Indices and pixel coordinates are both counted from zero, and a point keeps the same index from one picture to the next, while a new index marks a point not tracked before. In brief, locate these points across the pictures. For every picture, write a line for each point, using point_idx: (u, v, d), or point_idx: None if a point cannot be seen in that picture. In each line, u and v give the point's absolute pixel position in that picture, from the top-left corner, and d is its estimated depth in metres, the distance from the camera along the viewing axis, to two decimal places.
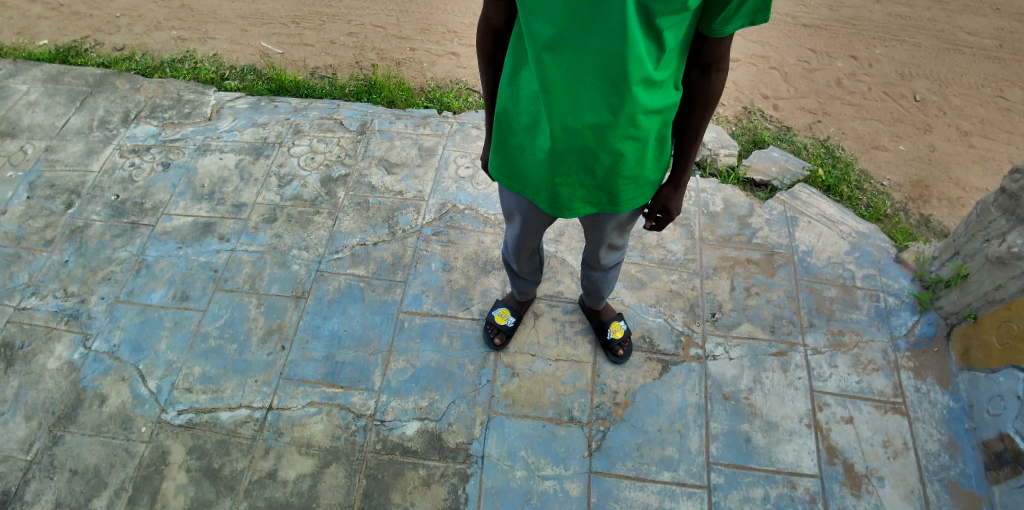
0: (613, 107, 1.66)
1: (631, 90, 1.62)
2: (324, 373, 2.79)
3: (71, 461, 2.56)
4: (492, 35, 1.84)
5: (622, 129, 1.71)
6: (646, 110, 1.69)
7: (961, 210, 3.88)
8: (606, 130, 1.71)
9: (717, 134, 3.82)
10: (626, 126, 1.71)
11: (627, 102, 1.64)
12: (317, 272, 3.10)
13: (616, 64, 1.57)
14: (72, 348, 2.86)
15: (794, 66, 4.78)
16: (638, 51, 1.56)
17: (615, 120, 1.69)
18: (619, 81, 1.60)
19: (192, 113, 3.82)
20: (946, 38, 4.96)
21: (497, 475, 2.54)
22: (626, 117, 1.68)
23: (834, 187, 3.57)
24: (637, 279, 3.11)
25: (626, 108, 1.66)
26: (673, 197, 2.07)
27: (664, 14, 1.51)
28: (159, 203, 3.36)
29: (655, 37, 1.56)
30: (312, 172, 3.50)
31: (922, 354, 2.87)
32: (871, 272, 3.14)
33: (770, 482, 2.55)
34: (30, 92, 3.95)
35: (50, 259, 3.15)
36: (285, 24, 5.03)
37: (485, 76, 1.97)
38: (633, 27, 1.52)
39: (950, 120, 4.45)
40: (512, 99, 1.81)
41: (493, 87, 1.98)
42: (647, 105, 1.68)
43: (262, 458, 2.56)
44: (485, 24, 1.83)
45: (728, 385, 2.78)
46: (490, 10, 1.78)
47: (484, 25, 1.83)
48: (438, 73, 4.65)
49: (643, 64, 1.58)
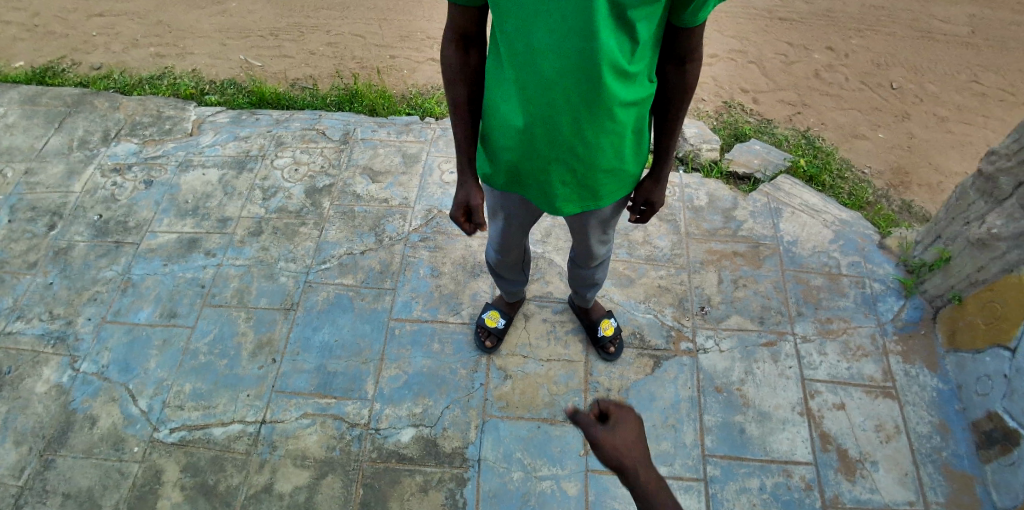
0: (590, 103, 1.67)
1: (608, 85, 1.64)
2: (316, 384, 2.78)
3: (64, 485, 2.54)
4: (460, 48, 1.83)
5: (600, 124, 1.73)
6: (623, 105, 1.71)
7: (942, 194, 3.93)
8: (585, 127, 1.73)
9: (699, 129, 3.85)
10: (604, 122, 1.72)
11: (606, 97, 1.66)
12: (306, 284, 3.09)
13: (592, 61, 1.58)
14: (59, 372, 2.83)
15: (772, 59, 4.83)
16: (613, 46, 1.57)
17: (593, 115, 1.70)
18: (596, 78, 1.61)
19: (173, 129, 3.80)
20: (918, 26, 5.03)
21: (494, 478, 2.53)
22: (604, 112, 1.70)
23: (816, 177, 3.61)
24: (626, 276, 3.13)
25: (605, 103, 1.67)
26: (655, 191, 2.10)
27: (635, 6, 1.53)
28: (143, 221, 3.34)
29: (629, 30, 1.58)
30: (297, 184, 3.49)
31: (909, 338, 2.90)
32: (856, 260, 3.17)
33: (766, 472, 2.56)
34: (8, 115, 3.92)
35: (34, 283, 3.12)
36: (263, 36, 5.02)
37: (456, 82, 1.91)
38: (607, 21, 1.53)
39: (927, 107, 4.50)
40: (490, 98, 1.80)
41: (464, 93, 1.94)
42: (623, 99, 1.70)
43: (258, 473, 2.55)
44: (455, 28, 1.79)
45: (720, 377, 2.80)
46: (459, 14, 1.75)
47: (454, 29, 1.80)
48: (419, 80, 4.66)
49: (616, 59, 1.60)
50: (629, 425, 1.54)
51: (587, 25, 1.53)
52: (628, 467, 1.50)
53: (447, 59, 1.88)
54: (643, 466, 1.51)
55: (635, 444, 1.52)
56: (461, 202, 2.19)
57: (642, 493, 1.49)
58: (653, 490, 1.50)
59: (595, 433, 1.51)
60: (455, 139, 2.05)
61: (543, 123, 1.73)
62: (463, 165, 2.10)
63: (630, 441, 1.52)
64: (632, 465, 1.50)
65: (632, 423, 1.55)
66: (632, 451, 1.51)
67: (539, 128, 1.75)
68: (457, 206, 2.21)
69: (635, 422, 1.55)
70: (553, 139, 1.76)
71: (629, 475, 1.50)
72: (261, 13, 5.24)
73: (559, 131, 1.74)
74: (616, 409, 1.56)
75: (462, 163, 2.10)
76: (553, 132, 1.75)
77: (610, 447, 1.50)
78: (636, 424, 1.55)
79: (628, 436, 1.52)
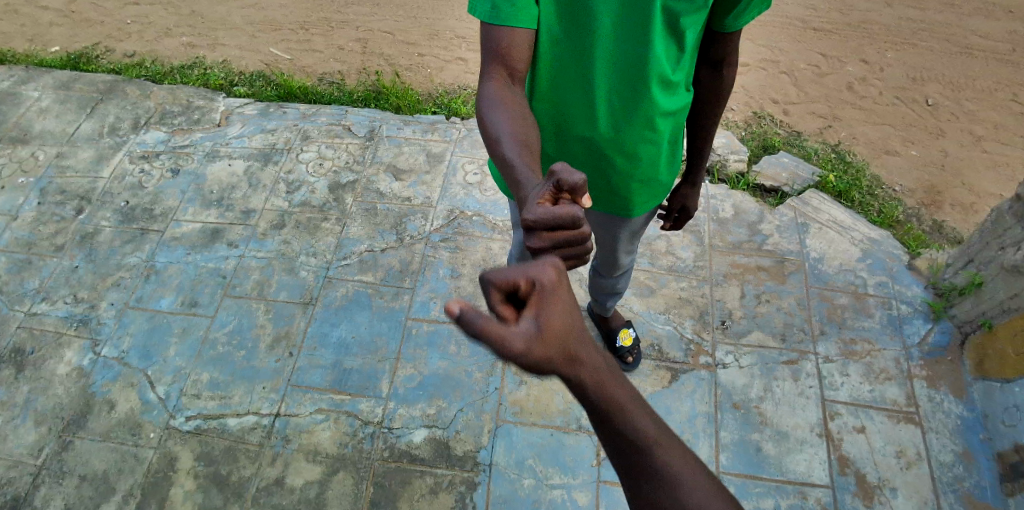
0: (633, 112, 1.65)
1: (655, 94, 1.62)
2: (332, 380, 2.78)
3: (80, 467, 2.57)
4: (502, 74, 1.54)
5: (641, 133, 1.71)
6: (665, 114, 1.70)
7: (975, 216, 3.83)
8: (625, 135, 1.70)
9: (727, 140, 3.79)
10: (645, 131, 1.70)
11: (649, 105, 1.64)
12: (325, 279, 3.09)
13: (643, 69, 1.56)
14: (81, 354, 2.87)
15: (804, 70, 4.75)
16: (662, 53, 1.57)
17: (635, 124, 1.68)
18: (644, 85, 1.59)
19: (202, 120, 3.84)
20: (957, 41, 4.91)
21: (505, 484, 2.51)
22: (646, 122, 1.68)
23: (845, 193, 3.54)
24: (646, 286, 3.10)
25: (647, 111, 1.65)
26: (691, 196, 2.26)
27: (686, 14, 1.53)
28: (168, 210, 3.38)
29: (677, 38, 1.58)
30: (320, 179, 3.50)
31: (935, 364, 2.83)
32: (883, 280, 3.11)
33: (781, 493, 2.51)
34: (42, 99, 3.98)
35: (60, 265, 3.17)
36: (293, 30, 5.05)
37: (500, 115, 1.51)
38: (659, 28, 1.52)
39: (962, 124, 4.40)
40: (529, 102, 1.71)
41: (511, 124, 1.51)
42: (665, 109, 1.69)
43: (270, 465, 2.56)
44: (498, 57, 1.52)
45: (738, 394, 2.75)
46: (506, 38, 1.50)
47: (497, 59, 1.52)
48: (446, 79, 4.65)
49: (663, 66, 1.59)
50: (554, 307, 1.02)
51: (639, 31, 1.51)
52: (564, 369, 1.03)
53: (484, 93, 1.54)
54: (583, 361, 1.04)
55: (567, 332, 1.02)
56: (540, 195, 1.30)
57: (593, 398, 1.05)
58: (605, 391, 1.05)
59: (509, 341, 0.96)
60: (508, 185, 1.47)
61: (584, 129, 1.69)
62: (528, 171, 1.43)
63: (559, 332, 1.01)
64: (571, 365, 1.03)
65: (559, 301, 1.02)
66: (564, 344, 1.02)
67: (580, 135, 1.70)
68: (535, 200, 1.30)
69: (562, 299, 1.03)
70: (592, 145, 1.73)
71: (568, 378, 1.04)
72: (293, 7, 5.28)
73: (600, 138, 1.70)
74: (530, 292, 1.01)
75: (526, 170, 1.44)
76: (593, 140, 1.71)
77: (535, 356, 0.98)
78: (565, 303, 1.03)
79: (555, 326, 1.00)
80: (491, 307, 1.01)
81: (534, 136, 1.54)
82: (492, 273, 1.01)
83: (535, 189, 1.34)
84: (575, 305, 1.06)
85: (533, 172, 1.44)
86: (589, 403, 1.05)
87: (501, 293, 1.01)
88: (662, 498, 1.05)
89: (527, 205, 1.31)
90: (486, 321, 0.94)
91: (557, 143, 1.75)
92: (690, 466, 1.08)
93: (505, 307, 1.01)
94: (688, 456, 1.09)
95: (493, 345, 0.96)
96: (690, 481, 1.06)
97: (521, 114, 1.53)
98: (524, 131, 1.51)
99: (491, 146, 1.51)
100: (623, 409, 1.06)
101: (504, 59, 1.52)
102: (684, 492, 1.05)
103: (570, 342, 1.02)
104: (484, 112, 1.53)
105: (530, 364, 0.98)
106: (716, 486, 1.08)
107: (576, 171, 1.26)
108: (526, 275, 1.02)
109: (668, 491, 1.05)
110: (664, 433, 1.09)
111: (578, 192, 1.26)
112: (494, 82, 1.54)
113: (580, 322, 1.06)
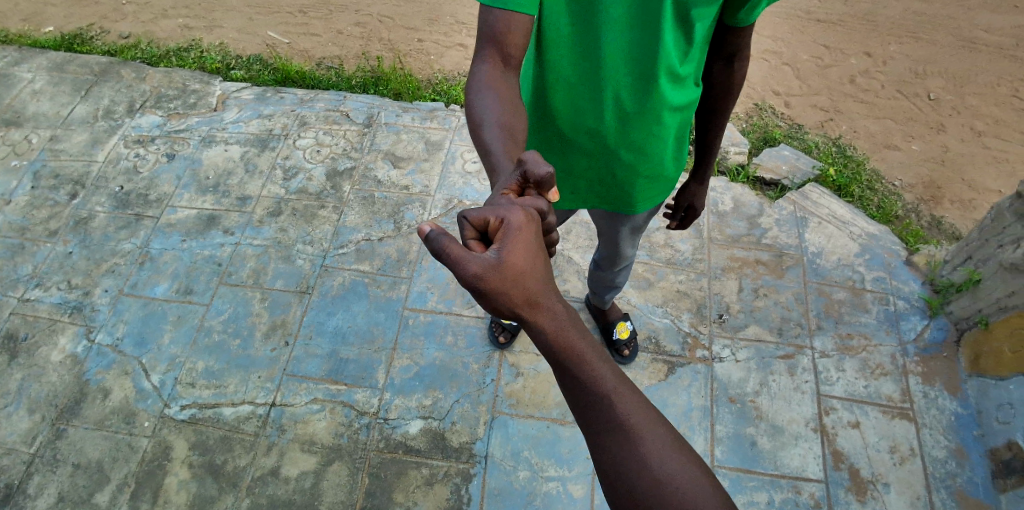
0: (640, 107, 1.63)
1: (662, 88, 1.60)
2: (328, 369, 2.77)
3: (74, 454, 2.56)
4: (496, 60, 1.49)
5: (648, 127, 1.69)
6: (673, 107, 1.68)
7: (974, 212, 3.83)
8: (632, 128, 1.68)
9: (728, 131, 3.76)
10: (652, 125, 1.68)
11: (657, 98, 1.62)
12: (322, 268, 3.07)
13: (652, 62, 1.55)
14: (75, 341, 2.85)
15: (806, 62, 4.72)
16: (671, 45, 1.55)
17: (643, 118, 1.66)
18: (652, 77, 1.57)
19: (198, 104, 3.79)
20: (961, 35, 4.88)
21: (500, 476, 2.52)
22: (654, 116, 1.66)
23: (845, 187, 3.53)
24: (644, 278, 3.09)
25: (655, 105, 1.63)
26: (699, 194, 2.23)
27: (697, 6, 1.51)
28: (163, 196, 3.34)
29: (686, 31, 1.56)
30: (317, 166, 3.47)
31: (931, 360, 2.84)
32: (881, 275, 3.10)
33: (775, 487, 2.53)
34: (35, 80, 3.93)
35: (54, 251, 3.14)
36: (291, 13, 4.98)
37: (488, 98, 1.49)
38: (669, 19, 1.51)
39: (964, 119, 4.38)
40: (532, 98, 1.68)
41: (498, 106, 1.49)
42: (672, 103, 1.67)
43: (265, 455, 2.55)
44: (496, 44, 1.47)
45: (734, 387, 2.76)
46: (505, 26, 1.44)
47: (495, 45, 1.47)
48: (446, 65, 4.60)
49: (671, 59, 1.57)
50: (516, 247, 1.15)
51: (649, 21, 1.50)
52: (521, 308, 1.16)
53: (474, 75, 1.52)
54: (541, 304, 1.17)
55: (524, 273, 1.15)
56: (505, 186, 1.29)
57: (548, 339, 1.17)
58: (560, 333, 1.17)
59: (464, 264, 1.12)
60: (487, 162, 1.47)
61: (589, 123, 1.66)
62: (503, 159, 1.44)
63: (517, 269, 1.14)
64: (528, 306, 1.16)
65: (521, 241, 1.16)
66: (520, 282, 1.15)
67: (587, 129, 1.68)
68: (500, 189, 1.30)
69: (525, 242, 1.17)
70: (598, 138, 1.70)
71: (525, 317, 1.17)
72: None
73: (605, 133, 1.69)
74: (497, 230, 1.17)
75: (502, 157, 1.44)
76: (598, 132, 1.68)
77: (490, 283, 1.12)
78: (527, 246, 1.16)
79: (513, 264, 1.14)
80: (464, 241, 1.18)
81: (520, 122, 1.53)
82: (467, 211, 1.18)
83: (503, 178, 1.35)
84: (541, 255, 1.20)
85: (509, 158, 1.45)
86: (545, 344, 1.17)
87: (474, 231, 1.18)
88: (614, 439, 1.14)
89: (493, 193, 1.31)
90: (449, 241, 1.12)
91: (564, 139, 1.72)
92: (643, 414, 1.16)
93: (477, 242, 1.18)
94: (644, 406, 1.17)
95: (452, 266, 1.12)
96: (641, 427, 1.14)
97: (510, 100, 1.51)
98: (509, 117, 1.50)
99: (473, 129, 1.51)
100: (577, 352, 1.17)
101: (502, 46, 1.47)
102: (633, 435, 1.14)
103: (527, 283, 1.15)
104: (472, 96, 1.52)
105: (486, 290, 1.13)
106: (670, 438, 1.15)
107: (544, 163, 1.27)
108: (496, 215, 1.18)
109: (618, 433, 1.14)
110: (619, 380, 1.18)
111: (544, 185, 1.26)
112: (486, 66, 1.51)
113: (543, 270, 1.19)
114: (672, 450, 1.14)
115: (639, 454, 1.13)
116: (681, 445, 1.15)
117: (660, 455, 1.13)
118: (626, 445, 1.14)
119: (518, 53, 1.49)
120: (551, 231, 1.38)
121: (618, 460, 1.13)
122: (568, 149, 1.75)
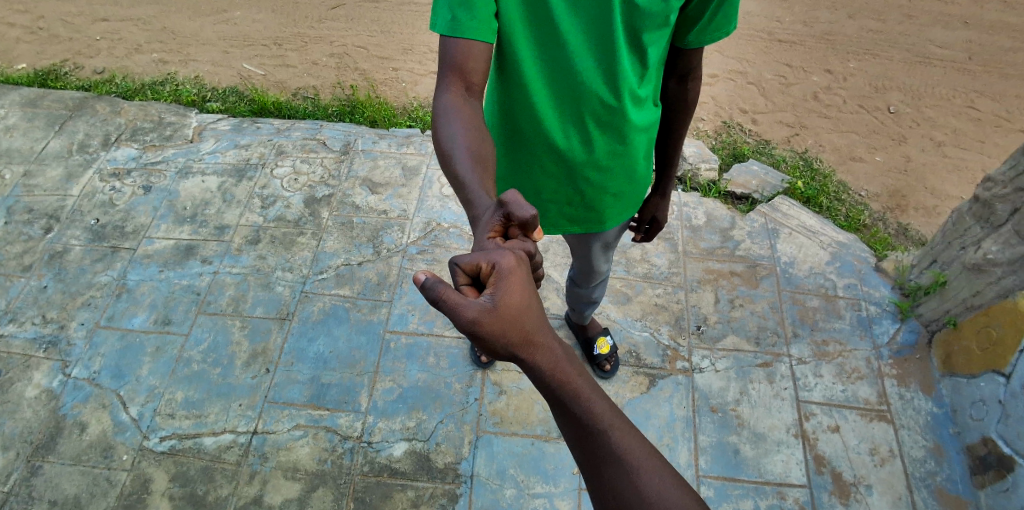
0: (607, 128, 1.70)
1: (626, 109, 1.67)
2: (310, 395, 2.76)
3: (50, 491, 2.50)
4: (462, 91, 1.53)
5: (615, 147, 1.76)
6: (636, 128, 1.74)
7: (938, 219, 3.95)
8: (599, 149, 1.74)
9: (698, 148, 3.85)
10: (616, 144, 1.75)
11: (620, 119, 1.68)
12: (302, 294, 3.07)
13: (613, 82, 1.61)
14: (50, 376, 2.80)
15: (771, 81, 4.87)
16: (629, 69, 1.62)
17: (610, 138, 1.73)
18: (614, 100, 1.64)
19: (174, 135, 3.81)
20: (915, 51, 5.08)
21: (487, 494, 2.51)
22: (619, 136, 1.73)
23: (813, 199, 3.64)
24: (623, 293, 3.13)
25: (620, 125, 1.70)
26: (660, 206, 2.29)
27: (648, 29, 1.58)
28: (140, 227, 3.33)
29: (640, 54, 1.63)
30: (296, 193, 3.49)
31: (905, 362, 2.91)
32: (852, 282, 3.18)
33: (760, 493, 2.55)
34: (8, 116, 3.92)
35: (28, 286, 3.10)
36: (267, 46, 5.04)
37: (461, 129, 1.53)
38: (624, 44, 1.57)
39: (924, 130, 4.54)
40: (507, 128, 1.73)
41: (468, 136, 1.53)
42: (637, 123, 1.73)
43: (248, 484, 2.52)
44: (460, 77, 1.52)
45: (716, 397, 2.79)
46: (466, 58, 1.50)
47: (459, 77, 1.52)
48: (421, 92, 4.68)
49: (630, 80, 1.63)
50: (511, 288, 1.19)
51: (606, 45, 1.56)
52: (519, 347, 1.18)
53: (440, 105, 1.54)
54: (538, 341, 1.19)
55: (520, 311, 1.18)
56: (489, 228, 1.35)
57: (545, 376, 1.19)
58: (557, 371, 1.19)
59: (463, 309, 1.15)
60: (461, 187, 1.49)
61: (557, 146, 1.71)
62: (480, 190, 1.46)
63: (513, 311, 1.17)
64: (525, 344, 1.18)
65: (515, 282, 1.20)
66: (517, 323, 1.18)
67: (559, 153, 1.74)
68: (486, 230, 1.35)
69: (518, 282, 1.20)
70: (568, 161, 1.76)
71: (522, 356, 1.19)
72: (266, 22, 5.27)
73: (575, 154, 1.74)
74: (491, 274, 1.20)
75: (478, 189, 1.46)
76: (565, 153, 1.73)
77: (486, 324, 1.15)
78: (521, 286, 1.20)
79: (510, 305, 1.17)
80: (458, 288, 1.22)
81: (489, 152, 1.56)
82: (458, 258, 1.22)
83: (484, 216, 1.39)
84: (535, 294, 1.23)
85: (485, 188, 1.47)
86: (544, 381, 1.19)
87: (467, 276, 1.22)
88: (615, 473, 1.15)
89: (478, 235, 1.36)
90: (445, 287, 1.15)
91: (535, 165, 1.78)
92: (643, 449, 1.17)
93: (470, 288, 1.22)
94: (641, 440, 1.19)
95: (450, 312, 1.15)
96: (640, 461, 1.16)
97: (476, 128, 1.55)
98: (477, 146, 1.53)
99: (445, 161, 1.53)
100: (575, 388, 1.19)
101: (462, 74, 1.51)
102: (634, 469, 1.15)
103: (525, 322, 1.18)
104: (439, 126, 1.54)
105: (482, 333, 1.16)
106: (668, 472, 1.16)
107: (526, 204, 1.32)
108: (488, 260, 1.21)
109: (620, 467, 1.15)
110: (617, 415, 1.20)
111: (529, 225, 1.32)
112: (449, 95, 1.54)
113: (538, 307, 1.22)
114: (672, 484, 1.15)
115: (640, 488, 1.13)
116: (680, 480, 1.16)
117: (661, 488, 1.14)
118: (627, 479, 1.14)
119: (479, 81, 1.54)
120: (539, 267, 1.42)
121: (620, 495, 1.14)
122: (543, 173, 1.80)
